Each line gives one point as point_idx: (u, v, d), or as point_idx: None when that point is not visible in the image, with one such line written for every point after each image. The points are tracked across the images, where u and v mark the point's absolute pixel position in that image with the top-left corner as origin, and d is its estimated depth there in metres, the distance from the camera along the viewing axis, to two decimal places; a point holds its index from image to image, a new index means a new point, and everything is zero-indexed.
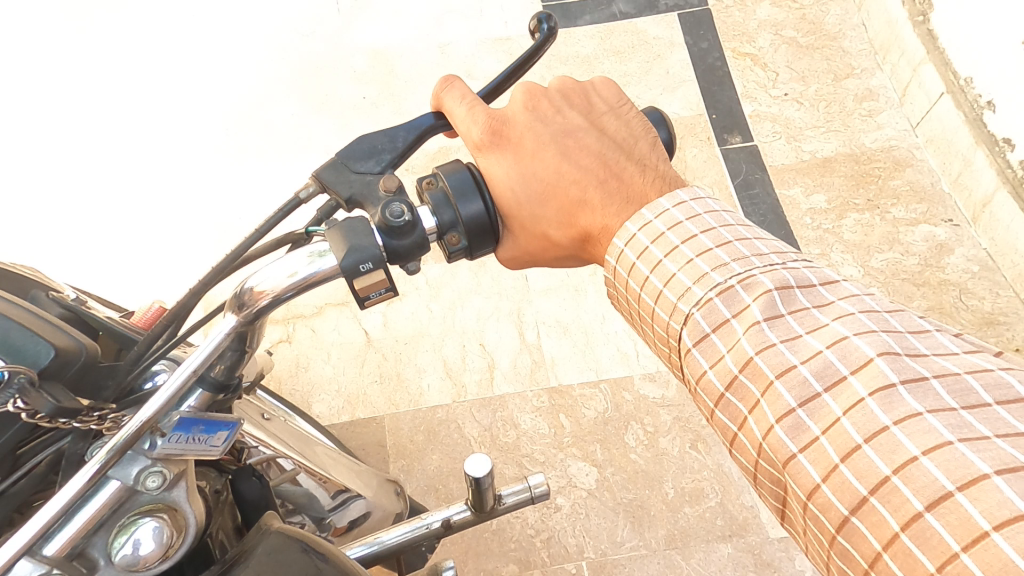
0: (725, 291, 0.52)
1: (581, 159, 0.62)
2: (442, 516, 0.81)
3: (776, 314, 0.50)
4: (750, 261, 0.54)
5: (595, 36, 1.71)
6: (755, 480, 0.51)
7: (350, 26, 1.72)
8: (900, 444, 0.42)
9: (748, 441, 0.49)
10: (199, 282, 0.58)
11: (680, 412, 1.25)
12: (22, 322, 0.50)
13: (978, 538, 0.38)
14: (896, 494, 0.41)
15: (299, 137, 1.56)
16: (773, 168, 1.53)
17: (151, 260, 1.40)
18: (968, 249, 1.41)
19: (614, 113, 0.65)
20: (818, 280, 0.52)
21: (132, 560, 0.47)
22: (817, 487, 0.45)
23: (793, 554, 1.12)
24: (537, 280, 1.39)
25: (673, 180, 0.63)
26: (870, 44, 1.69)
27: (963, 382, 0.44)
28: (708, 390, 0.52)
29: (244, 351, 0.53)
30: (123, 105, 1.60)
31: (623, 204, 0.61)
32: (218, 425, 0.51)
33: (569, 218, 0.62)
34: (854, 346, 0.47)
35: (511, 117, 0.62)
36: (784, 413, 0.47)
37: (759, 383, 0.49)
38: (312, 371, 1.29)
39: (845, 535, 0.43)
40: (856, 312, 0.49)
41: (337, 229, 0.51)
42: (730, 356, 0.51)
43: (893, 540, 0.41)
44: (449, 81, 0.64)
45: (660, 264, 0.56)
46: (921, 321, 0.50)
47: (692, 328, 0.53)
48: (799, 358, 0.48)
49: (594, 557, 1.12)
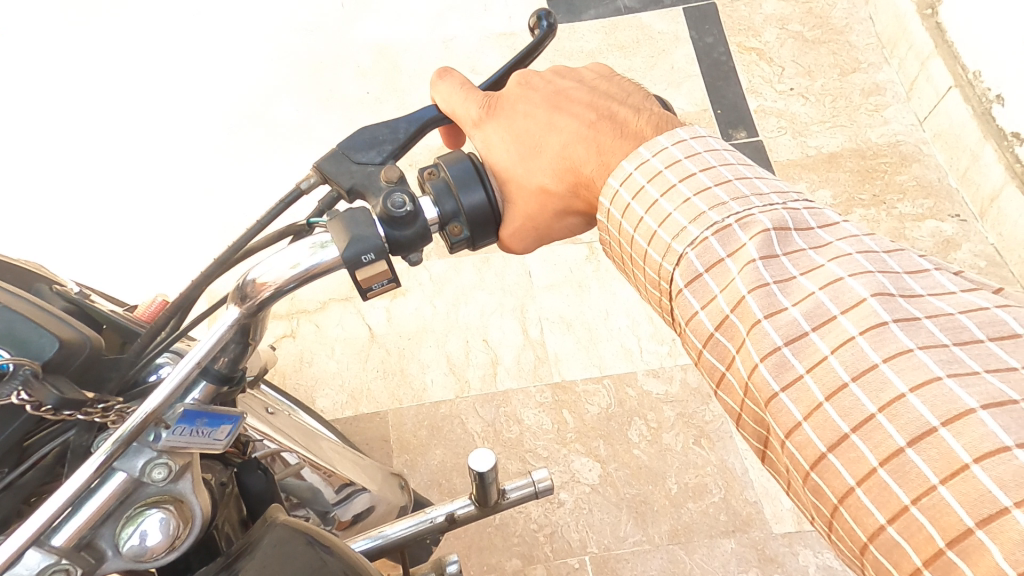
0: (721, 231, 0.52)
1: (573, 110, 0.62)
2: (446, 510, 0.81)
3: (772, 253, 0.50)
4: (749, 201, 0.54)
5: (600, 30, 1.70)
6: (737, 421, 0.52)
7: (354, 21, 1.72)
8: (888, 382, 0.43)
9: (734, 380, 0.50)
10: (201, 274, 0.59)
11: (683, 408, 1.25)
12: (26, 314, 0.50)
13: (958, 471, 0.39)
14: (879, 431, 0.42)
15: (303, 132, 1.56)
16: (778, 164, 1.52)
17: (155, 255, 1.40)
18: (975, 245, 1.40)
19: (606, 77, 0.66)
20: (817, 223, 0.53)
21: (139, 550, 0.48)
22: (797, 425, 0.45)
23: (797, 549, 1.12)
24: (542, 276, 1.39)
25: (669, 119, 0.63)
26: (877, 39, 1.68)
27: (957, 321, 0.45)
28: (697, 331, 0.52)
29: (247, 344, 0.53)
30: (128, 102, 1.60)
31: (616, 141, 0.60)
32: (221, 418, 0.51)
33: (563, 164, 0.60)
34: (848, 287, 0.47)
35: (503, 92, 0.64)
36: (769, 351, 0.47)
37: (746, 321, 0.49)
38: (317, 366, 1.30)
39: (819, 471, 0.44)
40: (854, 253, 0.49)
41: (339, 219, 0.51)
42: (723, 297, 0.50)
43: (869, 475, 0.42)
44: (444, 70, 0.65)
45: (656, 204, 0.56)
46: (919, 261, 0.50)
47: (685, 268, 0.53)
48: (791, 300, 0.48)
49: (597, 552, 1.12)
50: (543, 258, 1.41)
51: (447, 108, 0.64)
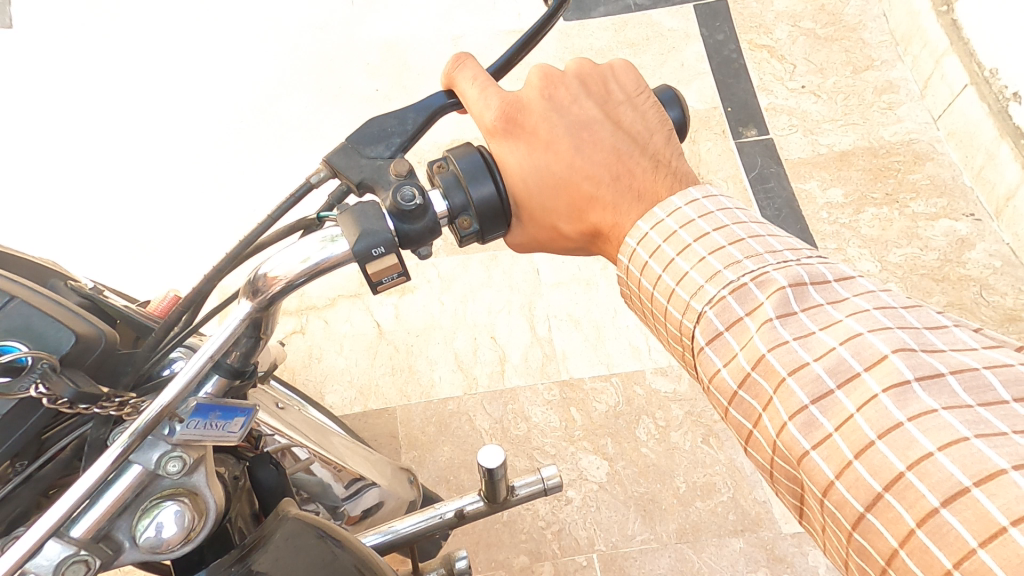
0: (737, 290, 0.52)
1: (596, 154, 0.61)
2: (455, 506, 0.82)
3: (789, 312, 0.50)
4: (764, 259, 0.54)
5: (610, 28, 1.70)
6: (771, 477, 0.51)
7: (365, 21, 1.73)
8: (915, 440, 0.42)
9: (763, 437, 0.49)
10: (213, 268, 0.59)
11: (691, 407, 1.25)
12: (43, 310, 0.50)
13: (996, 534, 0.38)
14: (912, 490, 0.41)
15: (313, 130, 1.57)
16: (789, 162, 1.51)
17: (168, 253, 1.41)
18: (990, 245, 1.38)
19: (631, 101, 0.64)
20: (834, 277, 0.52)
21: (155, 542, 0.48)
22: (831, 484, 0.45)
23: (806, 550, 1.11)
24: (549, 273, 1.39)
25: (686, 178, 0.63)
26: (891, 35, 1.67)
27: (981, 378, 0.44)
28: (721, 388, 0.52)
29: (258, 338, 0.53)
30: (142, 103, 1.62)
31: (634, 203, 0.61)
32: (233, 412, 0.52)
33: (578, 215, 0.62)
34: (868, 342, 0.46)
35: (525, 104, 0.61)
36: (796, 411, 0.47)
37: (771, 379, 0.49)
38: (326, 362, 1.30)
39: (861, 532, 0.43)
40: (872, 309, 0.49)
41: (349, 214, 0.51)
42: (743, 354, 0.51)
43: (909, 537, 0.41)
44: (461, 61, 0.63)
45: (673, 262, 0.56)
46: (938, 316, 0.50)
47: (705, 326, 0.53)
48: (812, 355, 0.48)
49: (605, 550, 1.12)
50: (552, 259, 1.41)
51: (461, 98, 0.63)
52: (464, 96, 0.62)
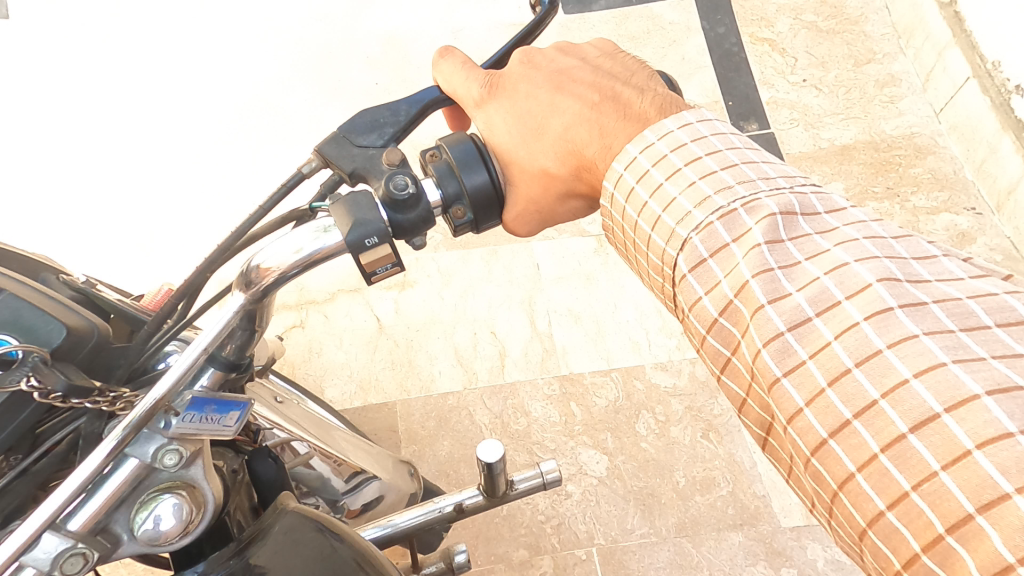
0: (726, 216, 0.52)
1: (577, 90, 0.62)
2: (453, 500, 0.82)
3: (777, 238, 0.50)
4: (756, 185, 0.54)
5: (609, 21, 1.69)
6: (740, 408, 0.52)
7: (364, 13, 1.72)
8: (893, 367, 0.43)
9: (740, 365, 0.50)
10: (204, 260, 0.59)
11: (692, 401, 1.25)
12: (34, 303, 0.51)
13: (959, 457, 0.39)
14: (881, 417, 0.42)
15: (311, 124, 1.57)
16: (790, 156, 1.50)
17: (166, 248, 1.41)
18: (991, 239, 1.38)
19: (610, 55, 0.66)
20: (823, 208, 0.53)
21: (153, 535, 0.48)
22: (799, 411, 0.45)
23: (804, 543, 1.12)
24: (550, 268, 1.39)
25: (673, 99, 0.62)
26: (893, 28, 1.66)
27: (965, 306, 0.45)
28: (700, 317, 0.52)
29: (253, 330, 0.52)
30: (139, 95, 1.61)
31: (619, 123, 0.60)
32: (229, 405, 0.51)
33: (565, 147, 0.60)
34: (853, 272, 0.47)
35: (505, 71, 0.63)
36: (772, 337, 0.47)
37: (750, 306, 0.49)
38: (326, 356, 1.30)
39: (820, 457, 0.45)
40: (860, 239, 0.50)
41: (341, 203, 0.51)
42: (726, 282, 0.51)
43: (870, 461, 0.42)
44: (447, 50, 0.65)
45: (660, 188, 0.56)
46: (927, 247, 0.50)
47: (689, 252, 0.53)
48: (796, 286, 0.48)
49: (604, 544, 1.13)
50: (553, 252, 1.40)
51: (449, 89, 0.64)
52: (447, 82, 0.64)
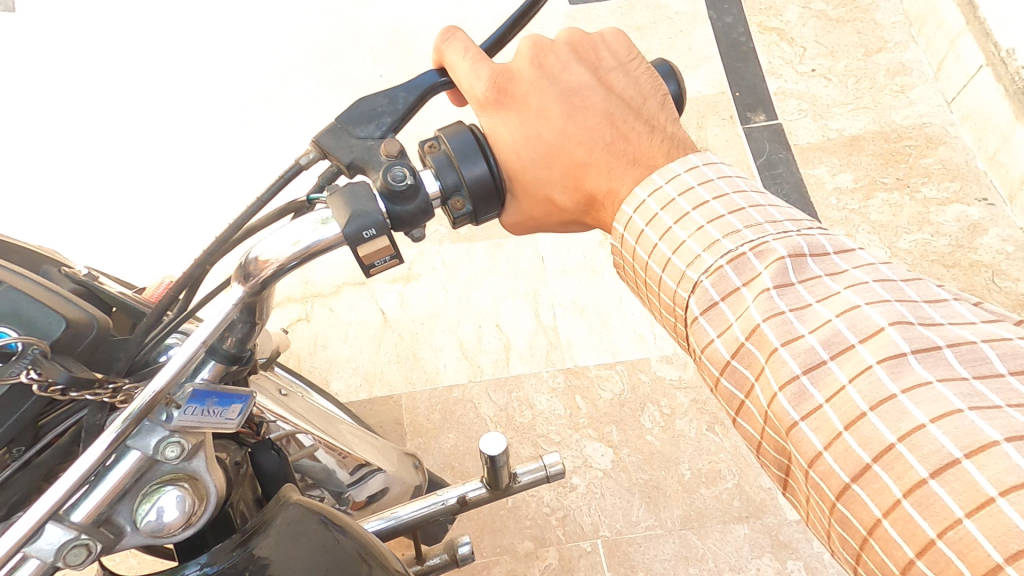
0: (736, 259, 0.52)
1: (589, 121, 0.60)
2: (457, 493, 0.82)
3: (786, 282, 0.50)
4: (764, 227, 0.54)
5: (616, 12, 1.67)
6: (758, 449, 0.52)
7: (371, 6, 1.72)
8: (907, 412, 0.43)
9: (755, 407, 0.50)
10: (203, 252, 0.59)
11: (697, 394, 1.25)
12: (32, 295, 0.50)
13: (982, 504, 0.39)
14: (901, 461, 0.42)
15: (317, 116, 1.57)
16: (798, 147, 1.48)
17: (171, 242, 1.42)
18: (1002, 230, 1.36)
19: (624, 67, 0.63)
20: (834, 248, 0.53)
21: (156, 527, 0.48)
22: (819, 454, 0.45)
23: (811, 536, 1.12)
24: (554, 261, 1.38)
25: (682, 143, 0.62)
26: (904, 16, 1.65)
27: (978, 351, 0.45)
28: (713, 358, 0.52)
29: (254, 323, 0.53)
30: (147, 90, 1.61)
31: (629, 168, 0.60)
32: (231, 397, 0.51)
33: (574, 182, 0.61)
34: (865, 315, 0.47)
35: (516, 73, 0.59)
36: (787, 380, 0.47)
37: (764, 349, 0.49)
38: (331, 349, 1.30)
39: (845, 502, 0.44)
40: (871, 281, 0.50)
41: (339, 195, 0.51)
42: (737, 325, 0.51)
43: (894, 507, 0.42)
44: (450, 32, 0.61)
45: (669, 231, 0.56)
46: (937, 290, 0.50)
47: (700, 295, 0.53)
48: (808, 328, 0.48)
49: (609, 536, 1.13)
50: (556, 245, 1.40)
51: (453, 76, 0.61)
52: (453, 69, 0.61)
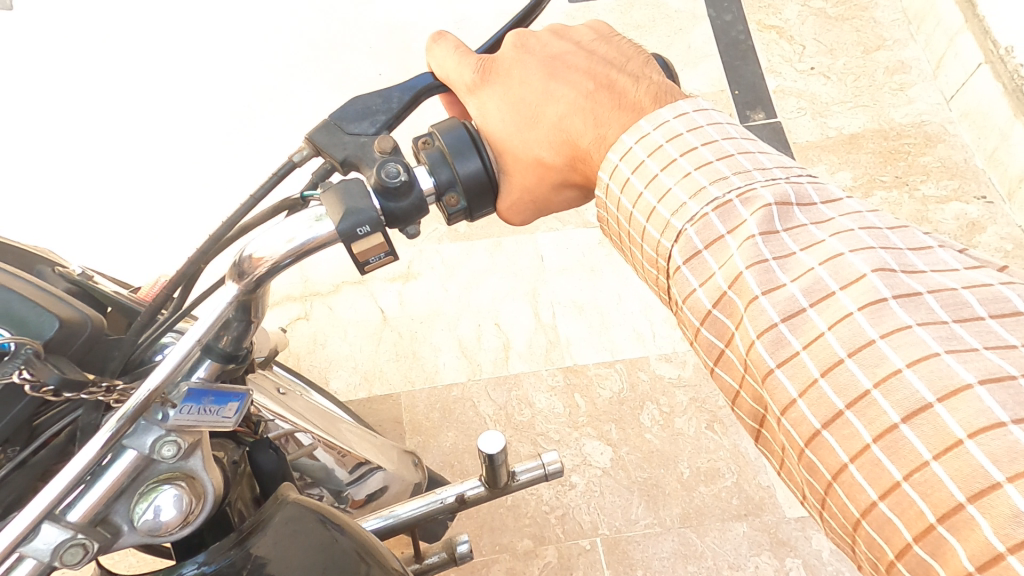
0: (721, 207, 0.52)
1: (571, 77, 0.61)
2: (455, 491, 0.82)
3: (772, 229, 0.50)
4: (751, 175, 0.53)
5: (615, 10, 1.67)
6: (734, 401, 0.52)
7: (369, 3, 1.72)
8: (885, 357, 0.43)
9: (734, 357, 0.50)
10: (196, 250, 0.59)
11: (696, 392, 1.25)
12: (24, 294, 0.50)
13: (951, 446, 0.39)
14: (873, 407, 0.43)
15: (315, 114, 1.57)
16: (797, 145, 1.48)
17: (170, 240, 1.42)
18: (1001, 228, 1.37)
19: (604, 40, 0.65)
20: (820, 198, 0.53)
21: (154, 525, 0.48)
22: (792, 403, 0.45)
23: (809, 533, 1.12)
24: (553, 259, 1.39)
25: (668, 88, 0.62)
26: (904, 14, 1.65)
27: (958, 296, 0.45)
28: (693, 309, 0.52)
29: (250, 320, 0.53)
30: (145, 89, 1.60)
31: (613, 112, 0.60)
32: (228, 396, 0.51)
33: (560, 136, 0.59)
34: (848, 263, 0.47)
35: (499, 56, 0.62)
36: (765, 328, 0.47)
37: (744, 297, 0.49)
38: (330, 347, 1.30)
39: (813, 448, 0.45)
40: (856, 229, 0.49)
41: (333, 192, 0.51)
42: (720, 274, 0.50)
43: (863, 451, 0.42)
44: (439, 34, 0.64)
45: (655, 179, 0.56)
46: (923, 238, 0.50)
47: (683, 244, 0.53)
48: (789, 277, 0.48)
49: (609, 534, 1.13)
50: (555, 243, 1.40)
51: (442, 74, 0.63)
52: (442, 67, 0.63)
